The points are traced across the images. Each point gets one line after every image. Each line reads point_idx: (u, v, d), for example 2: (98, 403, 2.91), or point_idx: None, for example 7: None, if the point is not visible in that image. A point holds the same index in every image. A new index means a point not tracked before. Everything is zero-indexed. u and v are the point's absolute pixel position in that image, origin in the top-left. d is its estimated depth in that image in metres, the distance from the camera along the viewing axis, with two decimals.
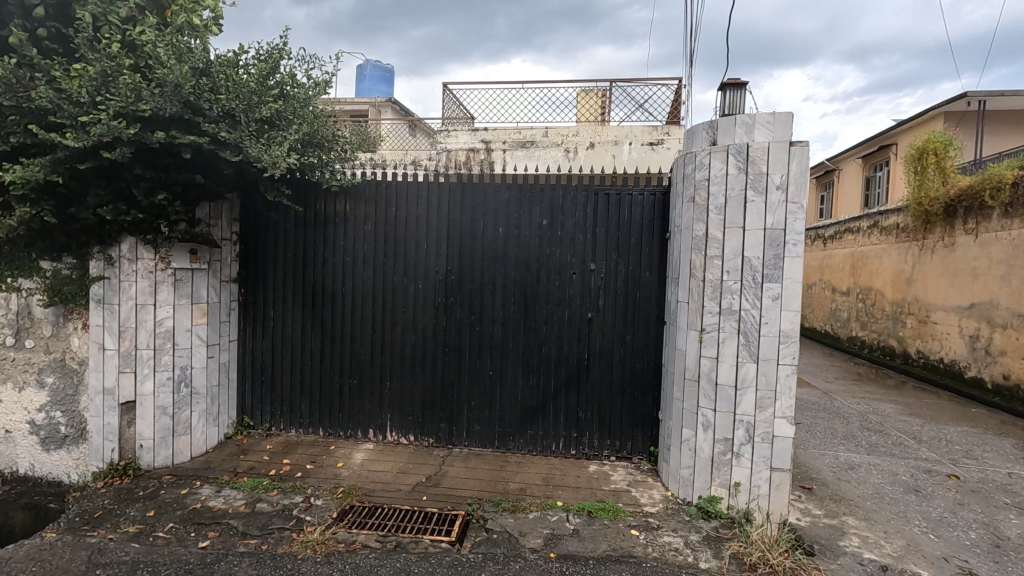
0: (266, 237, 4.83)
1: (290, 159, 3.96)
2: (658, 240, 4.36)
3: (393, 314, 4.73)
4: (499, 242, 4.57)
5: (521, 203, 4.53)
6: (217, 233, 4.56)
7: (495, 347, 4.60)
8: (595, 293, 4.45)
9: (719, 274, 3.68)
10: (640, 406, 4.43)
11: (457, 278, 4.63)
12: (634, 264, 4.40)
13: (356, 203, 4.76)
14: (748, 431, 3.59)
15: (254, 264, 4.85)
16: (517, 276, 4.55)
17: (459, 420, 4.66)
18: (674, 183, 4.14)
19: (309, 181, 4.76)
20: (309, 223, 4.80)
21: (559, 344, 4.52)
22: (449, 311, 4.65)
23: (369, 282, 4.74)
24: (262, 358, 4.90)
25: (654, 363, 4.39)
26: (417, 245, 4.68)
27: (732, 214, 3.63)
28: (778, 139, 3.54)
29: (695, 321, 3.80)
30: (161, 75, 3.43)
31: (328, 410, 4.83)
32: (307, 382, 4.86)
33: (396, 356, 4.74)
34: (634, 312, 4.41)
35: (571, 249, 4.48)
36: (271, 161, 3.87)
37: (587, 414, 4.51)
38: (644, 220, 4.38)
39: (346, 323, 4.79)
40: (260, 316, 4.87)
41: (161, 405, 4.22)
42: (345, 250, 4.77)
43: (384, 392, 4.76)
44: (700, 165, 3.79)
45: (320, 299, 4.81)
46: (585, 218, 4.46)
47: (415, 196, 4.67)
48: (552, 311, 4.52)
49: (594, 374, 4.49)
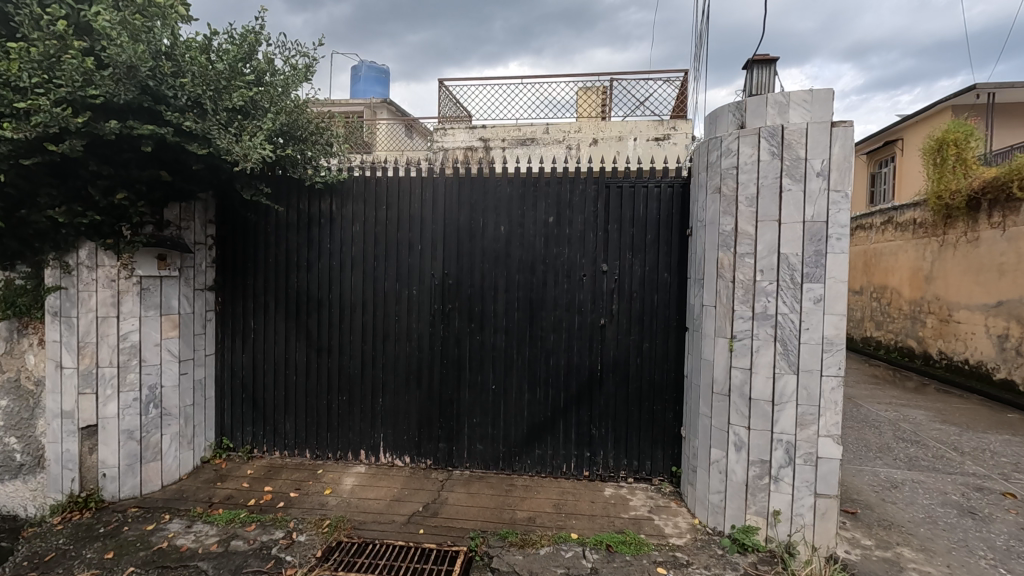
0: (245, 240, 4.40)
1: (265, 151, 3.53)
2: (677, 237, 3.93)
3: (385, 323, 4.29)
4: (502, 242, 4.14)
5: (524, 199, 4.11)
6: (190, 236, 4.12)
7: (498, 358, 4.17)
8: (608, 298, 4.02)
9: (751, 273, 3.25)
10: (659, 421, 4.00)
11: (455, 282, 4.20)
12: (650, 264, 3.97)
13: (344, 202, 4.33)
14: (789, 452, 3.16)
15: (232, 270, 4.42)
16: (522, 279, 4.12)
17: (460, 439, 4.22)
18: (695, 173, 3.72)
19: (291, 178, 4.33)
20: (291, 224, 4.37)
21: (569, 354, 4.08)
22: (447, 320, 4.21)
23: (358, 288, 4.31)
24: (242, 373, 4.45)
25: (674, 374, 3.96)
26: (410, 247, 4.25)
27: (766, 205, 3.20)
28: (817, 120, 3.11)
29: (724, 327, 3.36)
30: (113, 55, 3.01)
31: (316, 429, 4.39)
32: (292, 400, 4.42)
33: (389, 370, 4.30)
34: (651, 318, 3.98)
35: (581, 248, 4.04)
36: (242, 154, 3.46)
37: (601, 431, 4.07)
38: (661, 216, 3.96)
39: (334, 334, 4.35)
40: (239, 327, 4.43)
41: (127, 429, 3.78)
42: (332, 253, 4.34)
43: (377, 409, 4.32)
44: (727, 151, 3.36)
45: (305, 307, 4.37)
46: (595, 214, 4.03)
47: (408, 192, 4.25)
48: (561, 317, 4.08)
49: (608, 387, 4.05)
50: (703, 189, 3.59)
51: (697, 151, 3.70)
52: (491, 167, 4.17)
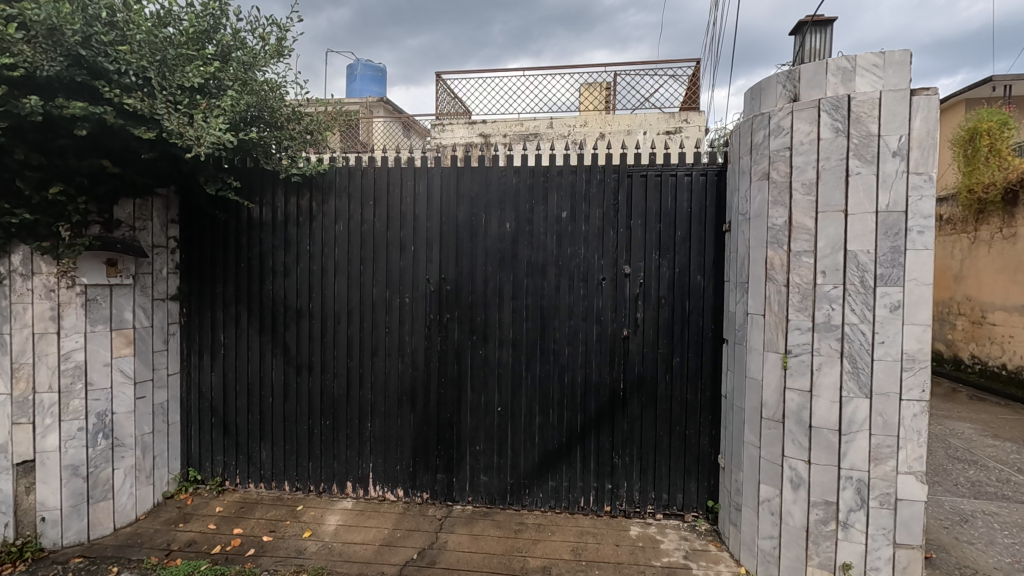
0: (213, 242, 3.84)
1: (224, 134, 2.96)
2: (711, 234, 3.39)
3: (374, 335, 3.73)
4: (507, 241, 3.58)
5: (533, 190, 3.55)
6: (147, 238, 3.55)
7: (505, 377, 3.60)
8: (631, 305, 3.46)
9: (811, 275, 2.68)
10: (692, 448, 3.44)
11: (454, 288, 3.64)
12: (680, 265, 3.42)
13: (325, 196, 3.77)
14: (860, 493, 2.60)
15: (199, 276, 3.86)
16: (531, 284, 3.56)
17: (461, 469, 3.67)
18: (734, 157, 3.17)
19: (264, 169, 3.77)
20: (266, 223, 3.81)
21: (587, 371, 3.52)
22: (444, 332, 3.65)
23: (343, 295, 3.75)
24: (210, 395, 3.89)
25: (710, 393, 3.41)
26: (401, 248, 3.69)
27: (828, 193, 2.63)
28: (891, 87, 2.55)
29: (777, 340, 2.80)
30: (29, 14, 2.47)
31: (295, 458, 3.83)
32: (268, 425, 3.85)
33: (379, 390, 3.73)
34: (681, 328, 3.43)
35: (599, 247, 3.49)
36: (195, 138, 2.90)
37: (625, 459, 3.52)
38: (691, 209, 3.41)
39: (316, 349, 3.79)
40: (207, 342, 3.87)
41: (71, 464, 3.21)
42: (312, 256, 3.78)
43: (366, 435, 3.75)
44: (778, 130, 2.80)
45: (282, 319, 3.81)
46: (615, 207, 3.47)
47: (398, 185, 3.70)
48: (576, 327, 3.52)
49: (632, 408, 3.49)
50: (744, 176, 3.03)
51: (737, 131, 3.15)
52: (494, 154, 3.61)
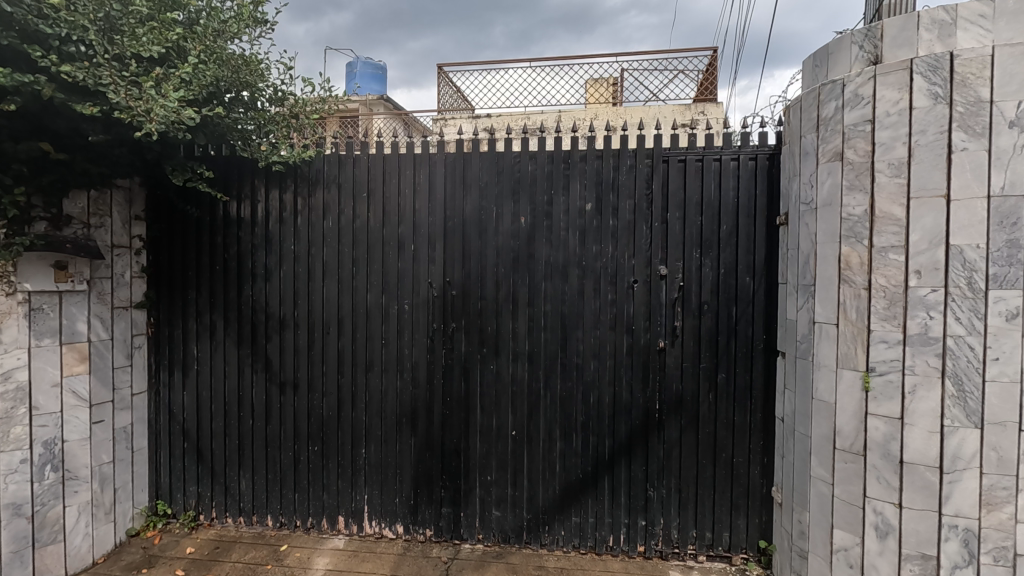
0: (184, 241, 3.36)
1: (183, 109, 2.49)
2: (761, 228, 2.89)
3: (369, 348, 3.23)
4: (522, 238, 3.08)
5: (553, 179, 3.06)
6: (105, 236, 3.06)
7: (520, 396, 3.10)
8: (669, 312, 2.97)
9: (901, 276, 2.19)
10: (741, 479, 2.95)
11: (460, 294, 3.14)
12: (725, 265, 2.93)
13: (312, 189, 3.29)
14: (968, 546, 2.08)
15: (169, 280, 3.37)
16: (550, 288, 3.06)
17: (470, 503, 3.17)
18: (792, 137, 2.69)
19: (242, 157, 3.29)
20: (244, 220, 3.32)
21: (616, 389, 3.02)
22: (450, 344, 3.16)
23: (333, 302, 3.26)
24: (182, 417, 3.39)
25: (761, 415, 2.92)
26: (399, 247, 3.20)
27: (924, 174, 2.12)
28: (1006, 41, 2.02)
29: (856, 356, 2.30)
30: None
31: (279, 490, 3.33)
32: (247, 451, 3.34)
33: (375, 411, 3.23)
34: (726, 338, 2.94)
35: (630, 245, 2.99)
36: (146, 112, 2.42)
37: (661, 491, 3.01)
38: (738, 199, 2.92)
39: (302, 364, 3.29)
40: (178, 355, 3.38)
41: (12, 502, 2.64)
42: (297, 257, 3.29)
43: (360, 463, 3.25)
44: (855, 99, 2.31)
45: (263, 329, 3.32)
46: (647, 198, 2.98)
47: (395, 175, 3.21)
48: (603, 338, 3.02)
49: (670, 432, 3.00)
50: (807, 158, 2.54)
51: (797, 104, 2.65)
52: (506, 137, 3.12)
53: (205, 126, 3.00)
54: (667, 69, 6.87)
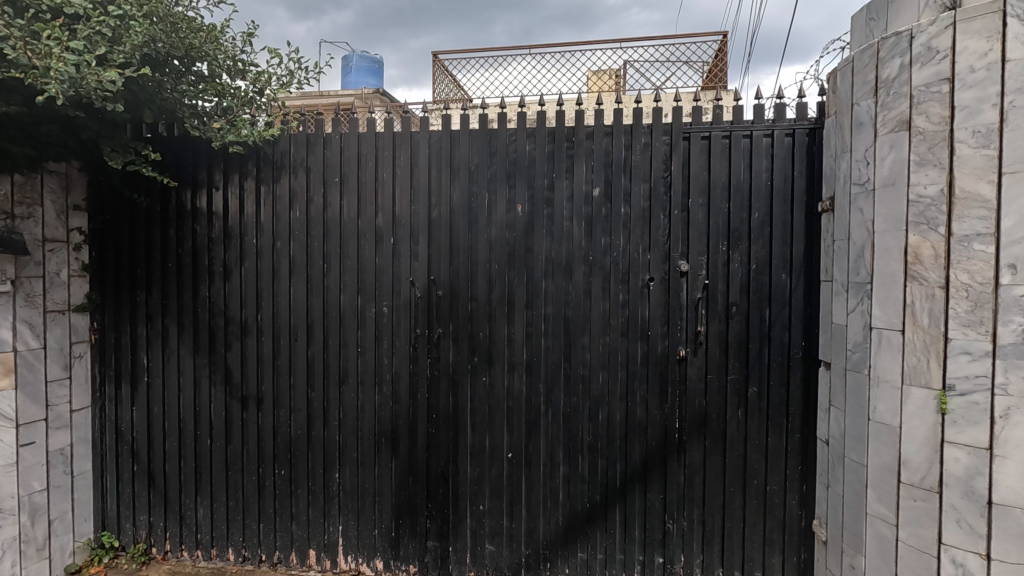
0: (132, 234, 2.92)
1: (99, 72, 2.06)
2: (800, 216, 2.46)
3: (343, 358, 2.80)
4: (519, 230, 2.65)
5: (555, 161, 2.62)
6: (34, 229, 2.61)
7: (517, 413, 2.68)
8: (691, 314, 2.54)
9: (989, 271, 1.75)
10: (775, 510, 2.52)
11: (447, 294, 2.71)
12: (757, 260, 2.50)
13: (277, 173, 2.85)
14: None
15: (116, 279, 2.94)
16: (551, 289, 2.63)
17: (459, 535, 2.74)
18: (840, 106, 2.25)
19: (197, 138, 2.86)
20: (200, 210, 2.88)
21: (629, 406, 2.59)
22: (435, 352, 2.72)
23: (301, 304, 2.83)
24: (131, 436, 2.95)
25: (799, 436, 2.49)
26: (377, 241, 2.76)
27: (1022, 142, 1.68)
28: None
29: (929, 370, 1.87)
30: None
31: (242, 519, 2.90)
32: (204, 475, 2.91)
33: (350, 430, 2.80)
34: (758, 345, 2.51)
35: (645, 237, 2.56)
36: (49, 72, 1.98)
37: (682, 524, 2.58)
38: (771, 183, 2.49)
39: (266, 376, 2.86)
40: (125, 366, 2.94)
41: None
42: (261, 253, 2.85)
43: (333, 489, 2.82)
44: (927, 54, 1.87)
45: (221, 336, 2.88)
46: (665, 182, 2.55)
47: (372, 158, 2.77)
48: (614, 345, 2.59)
49: (692, 455, 2.56)
50: (863, 130, 2.10)
51: (847, 67, 2.21)
52: (501, 113, 2.69)
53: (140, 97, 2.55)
54: (674, 58, 6.43)
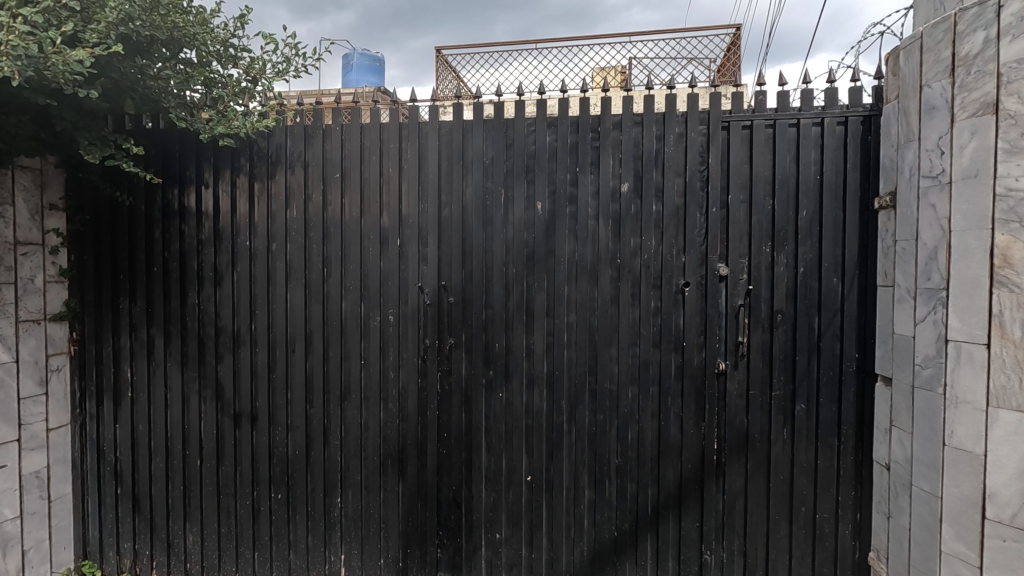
0: (114, 236, 2.68)
1: (62, 56, 1.85)
2: (854, 214, 2.21)
3: (344, 371, 2.55)
4: (539, 230, 2.40)
5: (579, 153, 2.37)
6: (4, 231, 2.34)
7: (537, 432, 2.43)
8: (731, 323, 2.28)
9: None
10: (826, 541, 2.26)
11: (460, 302, 2.46)
12: (805, 263, 2.25)
13: (271, 168, 2.59)
14: None
15: (97, 285, 2.69)
16: (575, 295, 2.38)
17: (474, 566, 2.49)
18: (905, 89, 1.99)
19: (184, 131, 2.61)
20: (188, 210, 2.64)
21: (661, 424, 2.34)
22: (446, 365, 2.47)
23: (299, 312, 2.58)
24: (115, 456, 2.70)
25: (852, 458, 2.24)
26: (382, 243, 2.51)
27: None
28: None
29: (1022, 391, 1.61)
30: None
31: (235, 548, 2.65)
32: (194, 499, 2.67)
33: (353, 450, 2.55)
34: (806, 358, 2.26)
35: (679, 238, 2.31)
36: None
37: (722, 555, 2.33)
38: (821, 177, 2.24)
39: (261, 392, 2.61)
40: (108, 380, 2.69)
41: None
42: (255, 256, 2.60)
43: (334, 515, 2.57)
44: (1019, 25, 1.58)
45: (212, 347, 2.64)
46: (701, 176, 2.30)
47: (376, 151, 2.52)
48: (645, 358, 2.34)
49: (732, 478, 2.32)
50: (936, 115, 1.85)
51: (916, 43, 1.95)
52: (518, 102, 2.44)
53: (114, 78, 2.29)
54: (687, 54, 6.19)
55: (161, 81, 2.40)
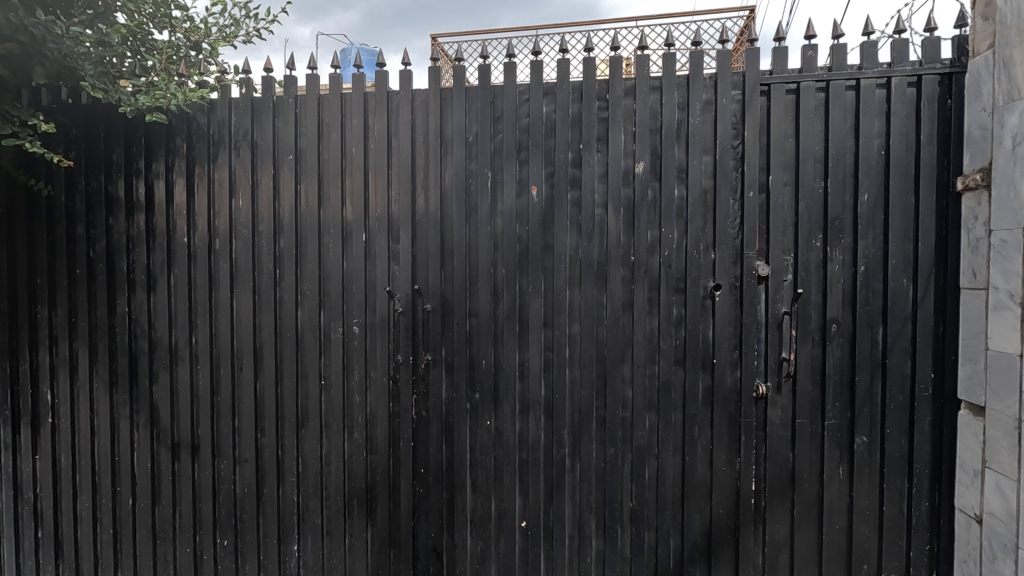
0: (32, 233, 2.25)
1: None
2: (929, 199, 1.75)
3: (301, 395, 2.12)
4: (534, 222, 1.95)
5: (582, 127, 1.93)
6: None
7: (533, 468, 1.99)
8: (773, 336, 1.84)
9: None
10: None
11: (438, 310, 2.02)
12: (865, 260, 1.80)
13: (214, 150, 2.17)
14: None
15: (12, 290, 2.26)
16: (579, 301, 1.93)
17: None
18: (1004, 35, 1.54)
19: (109, 107, 2.18)
20: (117, 201, 2.21)
21: (686, 460, 1.90)
22: (422, 387, 2.04)
23: (247, 322, 2.15)
24: (34, 492, 2.28)
25: (926, 504, 1.79)
26: (345, 239, 2.08)
27: None
28: None
29: None
30: None
31: None
32: (127, 544, 2.25)
33: (311, 488, 2.13)
34: (867, 379, 1.81)
35: (707, 230, 1.86)
36: None
37: None
38: (886, 152, 1.78)
39: (203, 418, 2.19)
40: (26, 404, 2.27)
41: None
42: (195, 255, 2.18)
43: (291, 566, 2.15)
44: None
45: (145, 365, 2.21)
46: (735, 152, 1.85)
47: (336, 128, 2.09)
48: (665, 378, 1.90)
49: (775, 527, 1.87)
50: None
51: None
52: (507, 65, 2.00)
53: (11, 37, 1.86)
54: None
55: (72, 42, 1.94)
